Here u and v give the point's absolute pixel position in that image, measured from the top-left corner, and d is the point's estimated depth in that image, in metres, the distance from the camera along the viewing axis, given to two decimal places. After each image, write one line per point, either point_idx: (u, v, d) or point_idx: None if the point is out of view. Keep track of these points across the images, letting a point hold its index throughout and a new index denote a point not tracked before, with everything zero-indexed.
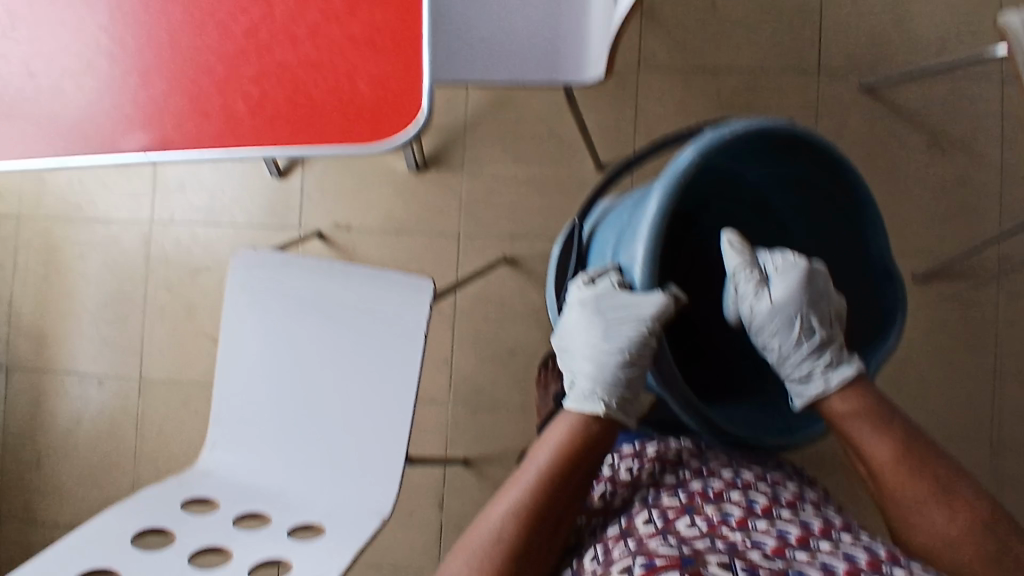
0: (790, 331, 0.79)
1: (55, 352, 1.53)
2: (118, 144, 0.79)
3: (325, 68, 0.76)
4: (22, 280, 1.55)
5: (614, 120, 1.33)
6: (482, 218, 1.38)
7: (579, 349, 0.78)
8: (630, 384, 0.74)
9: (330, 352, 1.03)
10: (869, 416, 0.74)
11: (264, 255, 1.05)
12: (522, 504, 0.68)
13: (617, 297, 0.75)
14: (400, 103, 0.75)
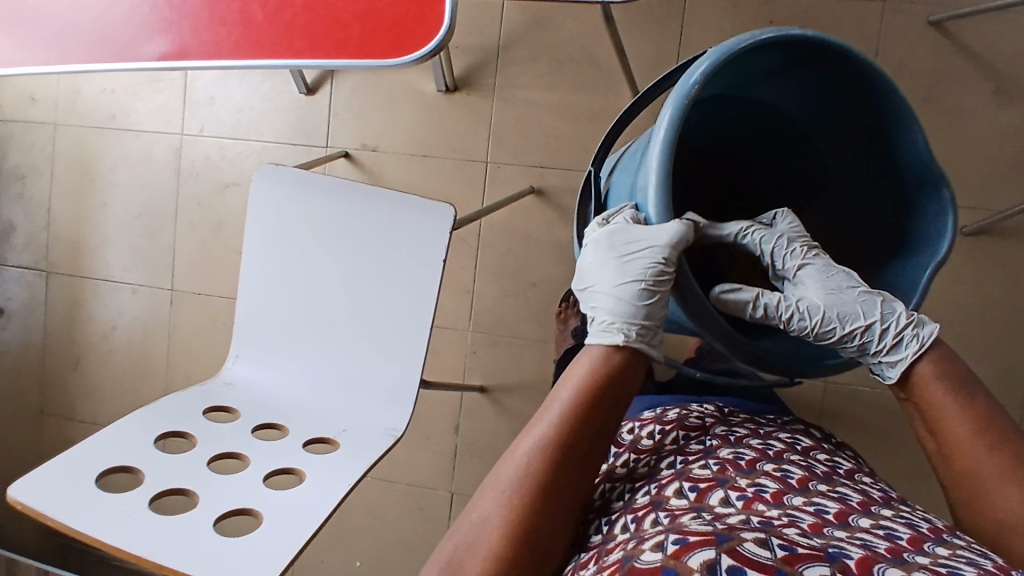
0: (853, 303, 0.74)
1: (91, 259, 1.58)
2: (135, 51, 0.77)
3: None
4: (58, 187, 1.57)
5: (656, 47, 1.26)
6: (512, 146, 1.34)
7: (596, 287, 0.74)
8: (650, 313, 0.70)
9: (349, 271, 1.03)
10: (949, 382, 0.72)
11: (288, 172, 1.04)
12: (548, 437, 0.66)
13: (629, 230, 0.71)
14: (427, 13, 0.70)
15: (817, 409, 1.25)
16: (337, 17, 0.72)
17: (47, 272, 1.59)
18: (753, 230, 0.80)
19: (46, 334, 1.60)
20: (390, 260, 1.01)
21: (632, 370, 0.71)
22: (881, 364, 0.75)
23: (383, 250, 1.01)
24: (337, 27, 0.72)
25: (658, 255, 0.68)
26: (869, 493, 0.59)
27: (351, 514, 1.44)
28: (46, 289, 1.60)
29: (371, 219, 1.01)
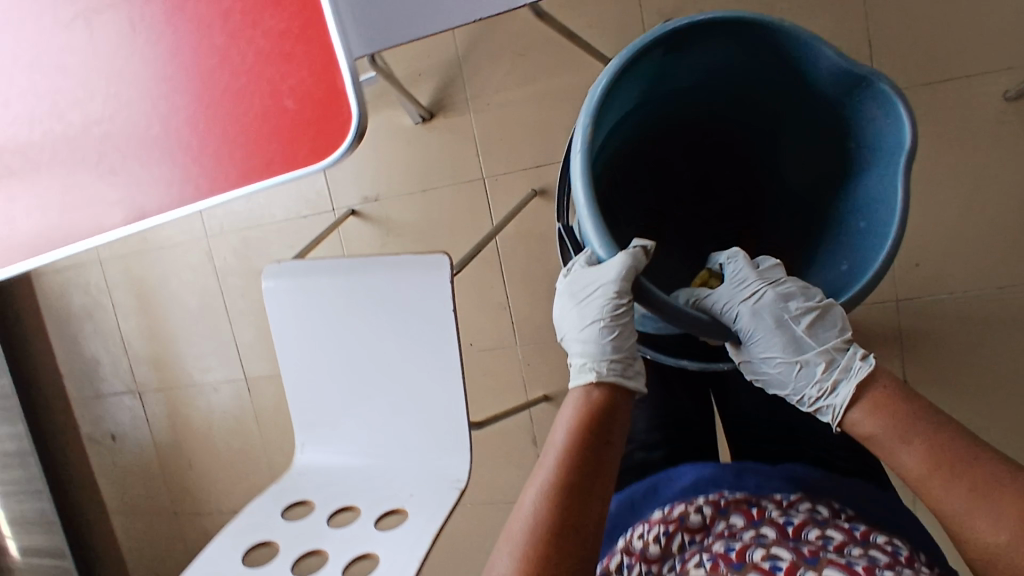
0: (775, 372, 0.79)
1: (171, 370, 1.69)
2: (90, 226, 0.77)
3: (250, 88, 0.71)
4: (123, 315, 1.69)
5: (616, 5, 1.17)
6: (501, 155, 1.30)
7: (569, 333, 0.79)
8: (618, 347, 0.74)
9: (373, 343, 1.05)
10: (891, 422, 0.69)
11: (294, 264, 1.07)
12: (552, 479, 0.67)
13: (584, 275, 0.75)
14: (334, 108, 0.68)
15: (895, 332, 1.14)
16: (255, 134, 0.71)
17: (140, 392, 1.73)
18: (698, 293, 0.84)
19: (158, 445, 1.75)
20: (402, 321, 1.02)
21: (618, 404, 0.74)
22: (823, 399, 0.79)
23: (392, 312, 1.03)
24: (258, 147, 0.71)
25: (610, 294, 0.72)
26: (854, 567, 0.59)
27: (464, 542, 1.48)
28: (145, 408, 1.74)
29: (371, 288, 1.03)
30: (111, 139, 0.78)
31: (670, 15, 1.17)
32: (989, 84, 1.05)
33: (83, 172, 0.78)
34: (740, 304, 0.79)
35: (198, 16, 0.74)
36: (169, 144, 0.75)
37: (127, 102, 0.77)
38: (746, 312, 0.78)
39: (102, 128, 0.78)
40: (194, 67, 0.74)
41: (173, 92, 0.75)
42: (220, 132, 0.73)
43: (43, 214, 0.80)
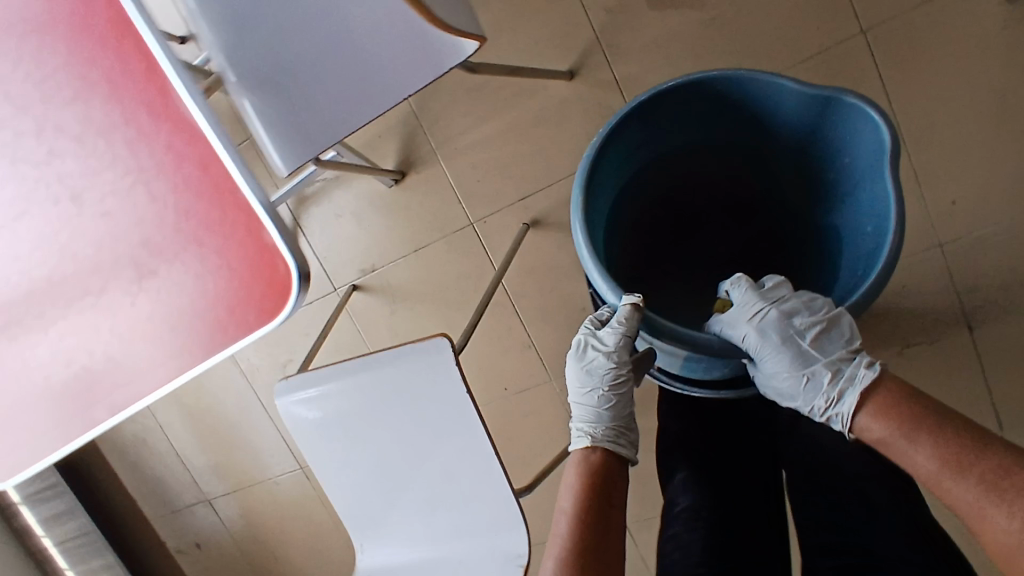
0: (786, 388, 0.77)
1: (231, 474, 1.70)
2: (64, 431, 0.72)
3: (187, 259, 0.69)
4: (174, 432, 1.72)
5: (566, 14, 1.11)
6: (484, 195, 1.23)
7: (571, 393, 0.92)
8: (617, 407, 0.89)
9: (398, 436, 1.02)
10: (899, 420, 0.65)
11: (300, 377, 1.04)
12: (566, 547, 0.76)
13: (592, 347, 0.88)
14: (270, 265, 0.65)
15: (945, 280, 1.06)
16: (203, 303, 0.68)
17: (209, 500, 1.75)
18: (711, 320, 0.84)
19: (240, 546, 1.76)
20: (418, 410, 1.00)
21: (613, 466, 0.87)
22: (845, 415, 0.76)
23: (405, 405, 1.00)
24: (208, 317, 0.68)
25: (614, 358, 0.87)
26: None
27: None
28: (218, 514, 1.76)
29: (378, 384, 1.00)
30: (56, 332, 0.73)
31: (616, 6, 1.08)
32: None
33: (42, 373, 0.74)
34: (744, 321, 0.79)
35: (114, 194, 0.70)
36: (117, 327, 0.71)
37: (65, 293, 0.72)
38: (749, 327, 0.78)
39: (44, 322, 0.73)
40: (127, 246, 0.70)
41: (113, 276, 0.71)
42: (167, 308, 0.70)
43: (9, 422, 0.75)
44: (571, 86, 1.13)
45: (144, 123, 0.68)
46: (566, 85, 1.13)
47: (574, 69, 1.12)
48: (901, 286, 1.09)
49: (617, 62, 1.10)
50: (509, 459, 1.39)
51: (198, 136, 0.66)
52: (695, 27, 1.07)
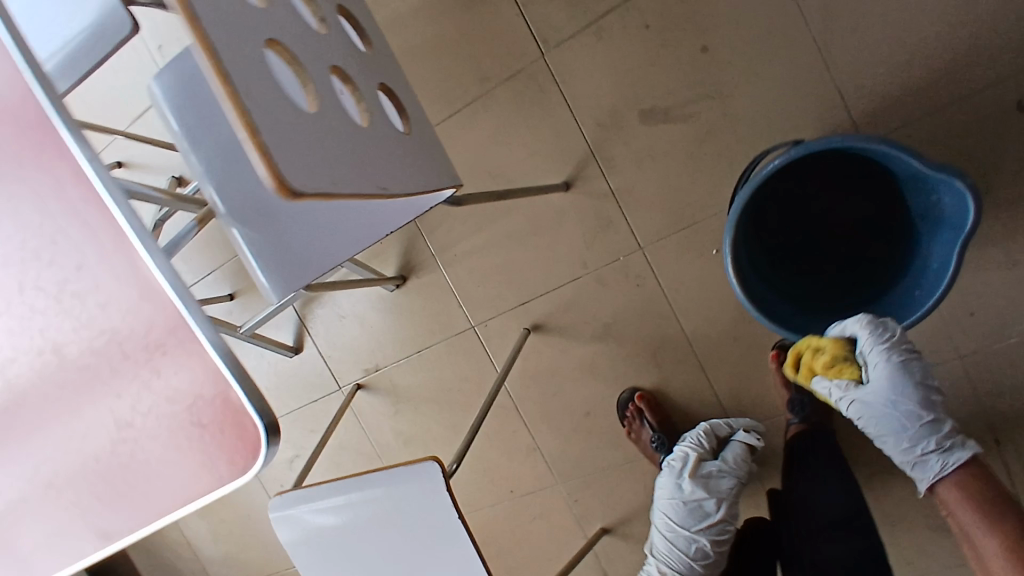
0: (901, 418, 0.78)
1: (240, 568, 1.66)
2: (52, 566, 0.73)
3: (140, 399, 0.68)
4: (186, 523, 1.69)
5: (556, 122, 1.11)
6: (488, 297, 1.22)
7: (664, 523, 1.00)
8: (708, 562, 0.99)
9: (396, 553, 1.00)
10: (975, 493, 0.74)
11: (299, 491, 1.06)
12: None
13: (697, 489, 0.98)
14: (236, 432, 0.65)
15: (970, 394, 0.98)
16: (164, 450, 0.69)
17: None
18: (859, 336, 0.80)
19: None
20: (375, 541, 1.01)
21: None
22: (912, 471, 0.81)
23: (364, 534, 1.02)
24: (164, 468, 0.69)
25: (719, 509, 0.98)
26: None
27: None
28: None
29: (301, 529, 1.05)
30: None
31: (607, 120, 1.08)
32: (996, 98, 0.90)
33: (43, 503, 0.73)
34: (898, 359, 0.78)
35: (43, 339, 0.70)
36: (66, 463, 0.71)
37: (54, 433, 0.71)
38: (900, 362, 0.78)
39: (28, 459, 0.73)
40: (90, 392, 0.69)
41: (81, 417, 0.70)
42: (126, 458, 0.70)
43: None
44: (567, 194, 1.12)
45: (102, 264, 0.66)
46: (563, 194, 1.12)
47: (570, 180, 1.12)
48: None
49: (611, 172, 1.10)
50: (515, 561, 1.35)
51: (133, 258, 0.65)
52: (688, 139, 1.05)
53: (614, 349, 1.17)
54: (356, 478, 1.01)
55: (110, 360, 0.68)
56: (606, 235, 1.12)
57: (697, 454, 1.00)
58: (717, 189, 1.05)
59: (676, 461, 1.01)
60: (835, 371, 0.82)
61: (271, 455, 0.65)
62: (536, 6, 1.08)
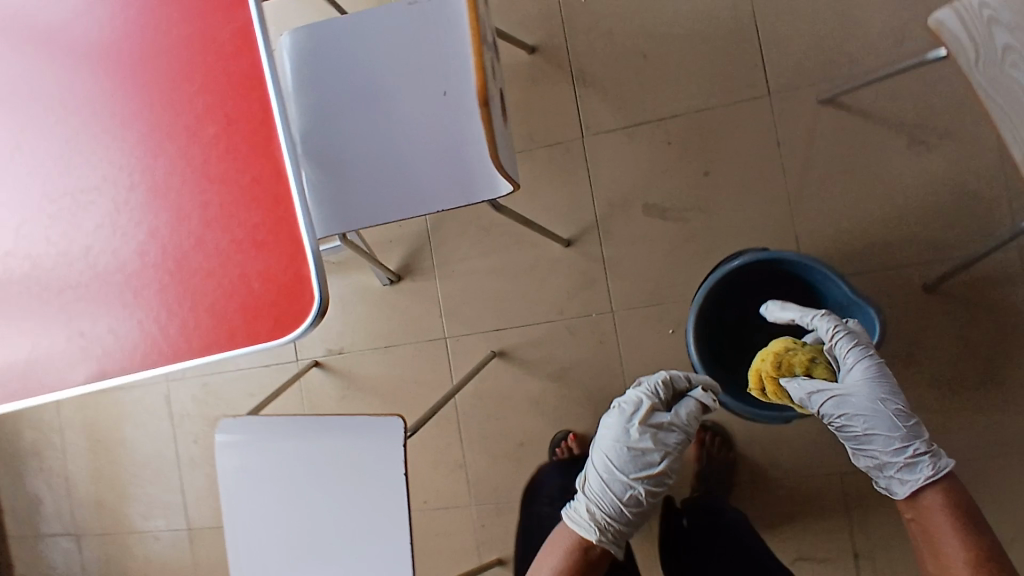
0: (886, 420, 0.87)
1: (114, 516, 1.61)
2: (63, 380, 0.81)
3: (208, 253, 0.77)
4: (72, 455, 1.63)
5: (575, 191, 1.33)
6: (468, 317, 1.38)
7: (602, 465, 0.95)
8: (638, 513, 0.95)
9: (329, 497, 1.04)
10: (954, 515, 0.82)
11: (247, 420, 1.08)
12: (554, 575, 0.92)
13: (646, 435, 0.94)
14: (285, 305, 0.75)
15: (841, 507, 1.19)
16: (207, 305, 0.77)
17: (78, 536, 1.63)
18: (840, 340, 0.91)
19: None
20: (309, 483, 1.05)
21: (594, 562, 0.94)
22: (893, 481, 0.88)
23: (299, 474, 1.05)
24: (210, 320, 0.77)
25: (664, 459, 0.94)
26: None
27: None
28: (82, 554, 1.63)
29: (239, 456, 1.08)
30: (41, 273, 0.83)
31: (617, 202, 1.31)
32: (909, 278, 1.19)
33: (80, 314, 0.82)
34: (874, 362, 0.90)
35: (147, 184, 0.80)
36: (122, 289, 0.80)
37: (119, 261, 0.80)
38: (877, 366, 0.89)
39: (87, 280, 0.81)
40: (171, 240, 0.79)
41: (150, 262, 0.79)
42: (169, 301, 0.78)
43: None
44: (567, 250, 1.33)
45: (224, 134, 0.76)
46: (563, 249, 1.33)
47: (572, 240, 1.32)
48: (800, 506, 1.20)
49: (607, 245, 1.31)
50: None
51: (261, 138, 0.75)
52: (676, 237, 1.29)
53: (563, 392, 1.33)
54: (310, 417, 1.05)
55: (200, 217, 0.78)
56: (588, 294, 1.32)
57: (650, 400, 0.95)
58: (687, 284, 1.28)
59: (627, 403, 0.96)
60: (791, 364, 0.94)
61: (312, 328, 0.75)
62: (589, 97, 1.33)
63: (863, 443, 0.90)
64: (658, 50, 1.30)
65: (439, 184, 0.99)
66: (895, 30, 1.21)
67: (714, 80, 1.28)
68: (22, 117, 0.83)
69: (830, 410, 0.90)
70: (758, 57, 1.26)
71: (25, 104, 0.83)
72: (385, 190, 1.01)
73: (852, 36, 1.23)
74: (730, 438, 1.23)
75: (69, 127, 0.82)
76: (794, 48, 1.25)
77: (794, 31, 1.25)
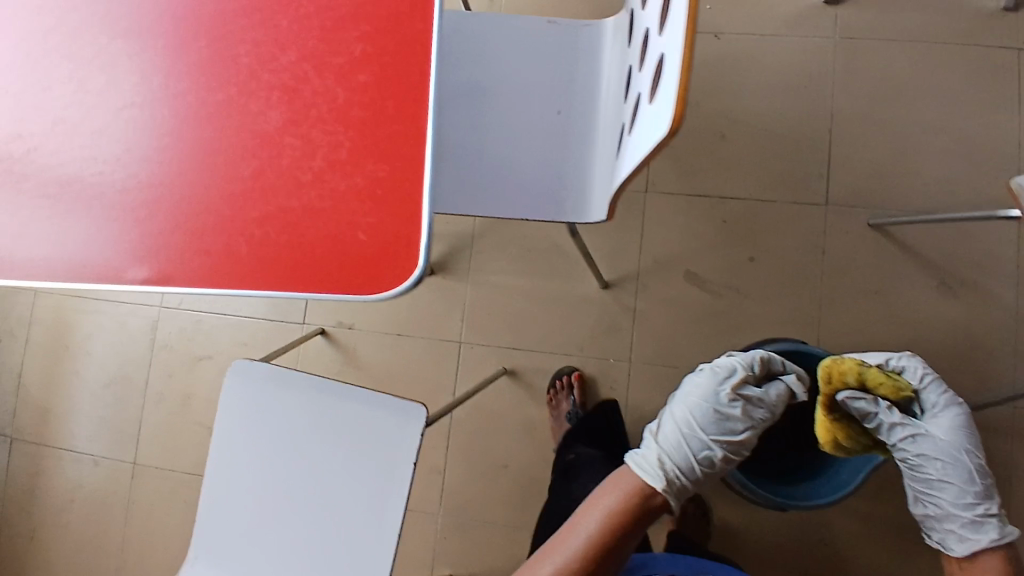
0: (963, 471, 0.88)
1: (55, 428, 1.52)
2: (128, 276, 0.78)
3: (322, 194, 0.77)
4: (30, 354, 1.54)
5: (624, 240, 1.37)
6: (488, 329, 1.38)
7: (683, 420, 0.91)
8: (707, 475, 0.90)
9: (329, 465, 1.01)
10: None
11: (263, 366, 1.05)
12: (614, 509, 0.81)
13: (738, 401, 0.90)
14: (386, 265, 0.75)
15: None
16: (306, 242, 0.76)
17: (9, 439, 1.53)
18: (933, 384, 0.94)
19: (2, 504, 1.52)
20: (313, 446, 1.02)
21: (655, 510, 0.84)
22: (954, 535, 0.88)
23: (305, 434, 1.03)
24: (304, 257, 0.76)
25: (747, 429, 0.90)
26: None
27: None
28: (7, 458, 1.53)
29: (245, 400, 1.05)
30: (136, 162, 0.81)
31: (661, 261, 1.36)
32: None
33: (164, 212, 0.79)
34: (963, 414, 0.91)
35: (277, 108, 0.79)
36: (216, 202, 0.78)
37: (223, 175, 0.79)
38: (965, 418, 0.91)
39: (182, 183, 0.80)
40: (287, 170, 0.78)
41: (257, 185, 0.78)
42: (265, 228, 0.77)
43: (19, 236, 0.82)
44: (602, 292, 1.36)
45: (375, 87, 0.77)
46: (598, 290, 1.36)
47: (609, 283, 1.36)
48: None
49: (641, 299, 1.35)
50: None
51: (411, 102, 0.77)
52: (707, 310, 1.34)
53: None
54: (330, 380, 1.04)
55: (325, 156, 0.77)
56: (610, 339, 1.35)
57: (747, 368, 0.92)
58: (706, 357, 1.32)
59: (722, 366, 0.93)
60: (843, 374, 0.91)
61: (404, 294, 0.75)
62: (660, 157, 1.39)
63: (932, 490, 0.91)
64: (737, 134, 1.37)
65: (529, 197, 1.01)
66: (952, 182, 1.31)
67: (780, 177, 1.35)
68: (171, 6, 0.84)
69: (908, 447, 0.91)
70: (824, 169, 1.34)
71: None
72: (472, 186, 1.01)
73: (913, 175, 1.32)
74: (711, 512, 1.28)
75: (214, 30, 0.82)
76: (859, 169, 1.33)
77: (863, 156, 1.34)
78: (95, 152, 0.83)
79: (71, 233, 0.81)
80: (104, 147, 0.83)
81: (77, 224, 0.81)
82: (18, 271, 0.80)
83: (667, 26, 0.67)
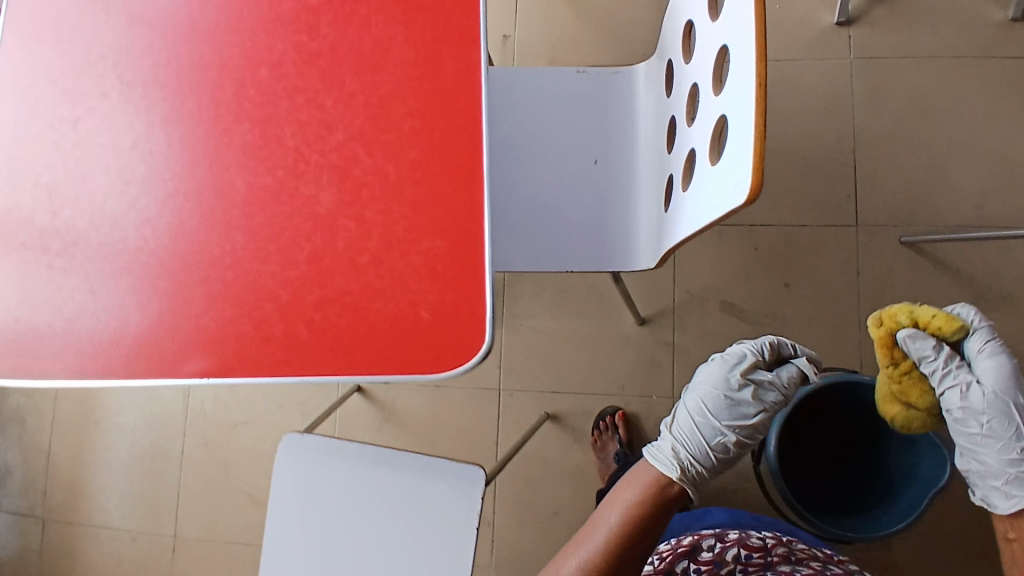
0: (1010, 425, 0.81)
1: (90, 505, 1.49)
2: (186, 369, 0.76)
3: (381, 273, 0.76)
4: (60, 431, 1.52)
5: (658, 275, 1.36)
6: (527, 374, 1.37)
7: (692, 408, 0.85)
8: (721, 464, 0.83)
9: (390, 536, 0.99)
10: None
11: (314, 439, 1.04)
12: (635, 503, 0.75)
13: (747, 385, 0.83)
14: (452, 342, 0.74)
15: None
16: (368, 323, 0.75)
17: (43, 519, 1.50)
18: (979, 331, 0.86)
19: None
20: (371, 517, 1.00)
21: (673, 504, 0.76)
22: (997, 492, 0.81)
23: (363, 506, 1.01)
24: (368, 339, 0.75)
25: (760, 413, 0.83)
26: None
27: None
28: (41, 540, 1.49)
29: (298, 475, 1.03)
30: (185, 251, 0.80)
31: (696, 292, 1.35)
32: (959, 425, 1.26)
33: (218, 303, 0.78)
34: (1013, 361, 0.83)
35: (328, 190, 0.78)
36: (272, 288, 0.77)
37: (278, 260, 0.78)
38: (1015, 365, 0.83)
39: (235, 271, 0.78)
40: (343, 252, 0.77)
41: (314, 270, 0.77)
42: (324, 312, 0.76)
43: (69, 335, 0.79)
44: (639, 328, 1.35)
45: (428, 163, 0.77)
46: (635, 327, 1.35)
47: (645, 319, 1.35)
48: None
49: (679, 333, 1.34)
50: None
51: (465, 176, 0.77)
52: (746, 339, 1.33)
53: None
54: (385, 449, 1.02)
55: (381, 236, 0.76)
56: (651, 376, 1.34)
57: (756, 350, 0.85)
58: None
59: (731, 350, 0.85)
60: (893, 315, 0.88)
61: (472, 369, 0.73)
62: None
63: (976, 445, 0.84)
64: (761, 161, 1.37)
65: (571, 249, 1.00)
66: (981, 195, 1.31)
67: (808, 200, 1.35)
68: (209, 93, 0.83)
69: (952, 398, 0.83)
70: (852, 190, 1.34)
71: (219, 87, 0.82)
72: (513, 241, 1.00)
73: (941, 191, 1.32)
74: None
75: (259, 114, 0.81)
76: (886, 188, 1.33)
77: (890, 174, 1.34)
78: (136, 242, 0.81)
79: (121, 328, 0.79)
80: (147, 238, 0.81)
81: (125, 319, 0.79)
82: (70, 371, 0.78)
83: (726, 92, 0.67)
